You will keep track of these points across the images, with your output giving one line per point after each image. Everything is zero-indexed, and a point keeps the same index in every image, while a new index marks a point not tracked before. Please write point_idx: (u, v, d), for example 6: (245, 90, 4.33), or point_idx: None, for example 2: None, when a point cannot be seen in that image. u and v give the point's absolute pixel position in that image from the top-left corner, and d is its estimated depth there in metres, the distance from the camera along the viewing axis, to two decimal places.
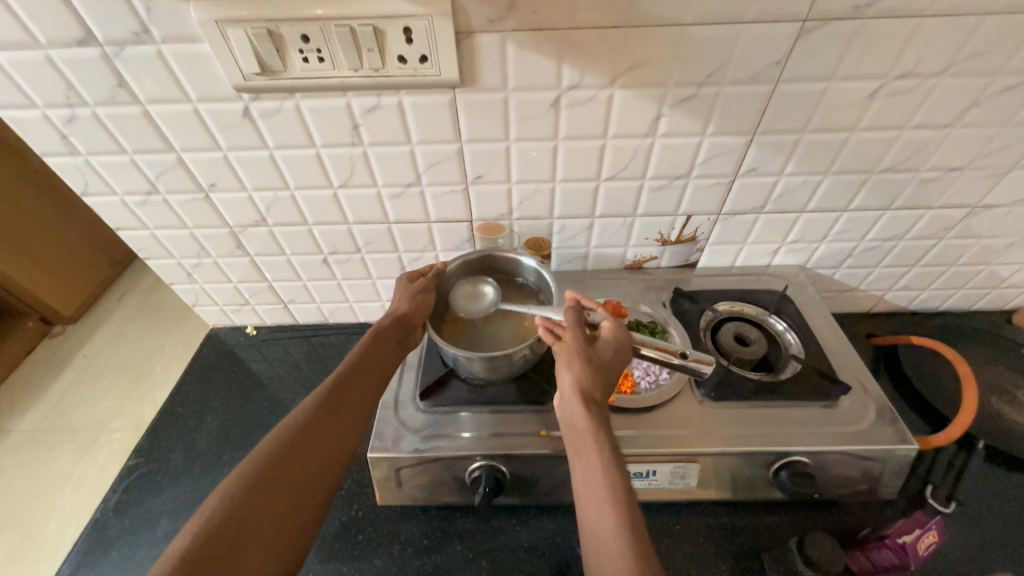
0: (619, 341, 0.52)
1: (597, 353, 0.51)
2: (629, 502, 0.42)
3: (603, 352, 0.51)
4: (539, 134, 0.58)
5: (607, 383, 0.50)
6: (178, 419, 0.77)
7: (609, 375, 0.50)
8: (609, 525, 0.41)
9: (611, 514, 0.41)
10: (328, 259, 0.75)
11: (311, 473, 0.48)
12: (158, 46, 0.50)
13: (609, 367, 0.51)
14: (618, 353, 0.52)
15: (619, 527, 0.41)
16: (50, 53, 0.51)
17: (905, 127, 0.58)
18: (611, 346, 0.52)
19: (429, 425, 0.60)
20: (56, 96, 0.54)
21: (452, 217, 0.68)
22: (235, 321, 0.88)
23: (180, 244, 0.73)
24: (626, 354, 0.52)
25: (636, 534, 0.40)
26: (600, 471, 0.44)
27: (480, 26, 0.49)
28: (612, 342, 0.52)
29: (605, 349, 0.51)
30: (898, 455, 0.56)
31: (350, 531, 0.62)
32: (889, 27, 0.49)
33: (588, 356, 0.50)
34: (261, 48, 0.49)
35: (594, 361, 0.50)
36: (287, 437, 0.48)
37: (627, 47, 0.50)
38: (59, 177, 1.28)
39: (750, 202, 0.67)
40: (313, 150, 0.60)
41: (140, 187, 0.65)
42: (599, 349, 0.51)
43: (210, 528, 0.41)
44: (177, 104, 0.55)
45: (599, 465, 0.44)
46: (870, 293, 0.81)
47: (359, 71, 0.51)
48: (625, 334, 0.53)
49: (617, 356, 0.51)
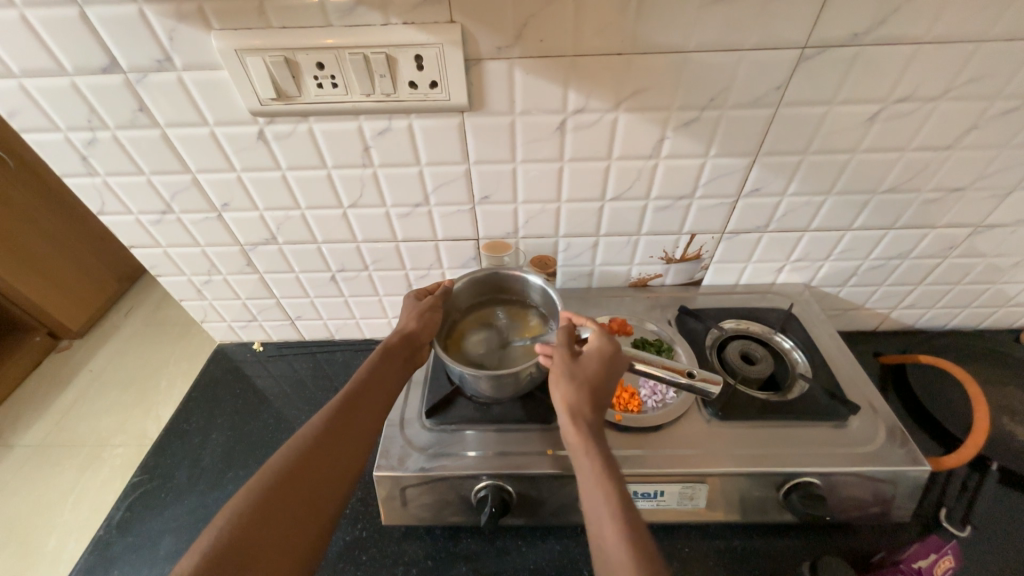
0: (602, 355, 0.53)
1: (583, 368, 0.52)
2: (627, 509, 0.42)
3: (588, 366, 0.52)
4: (545, 156, 0.60)
5: (596, 396, 0.51)
6: (184, 435, 0.77)
7: (597, 388, 0.51)
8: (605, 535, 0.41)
9: (606, 526, 0.41)
10: (336, 276, 0.76)
11: (311, 502, 0.47)
12: (179, 73, 0.52)
13: (595, 381, 0.51)
14: (604, 367, 0.52)
15: (617, 541, 0.40)
16: (75, 79, 0.53)
17: (906, 149, 0.59)
18: (595, 361, 0.52)
19: (435, 443, 0.60)
20: (79, 119, 0.56)
21: (459, 235, 0.69)
22: (242, 337, 0.89)
23: (192, 261, 0.74)
24: (614, 366, 0.53)
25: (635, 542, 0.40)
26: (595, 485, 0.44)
27: (488, 53, 0.51)
28: (596, 358, 0.53)
29: (589, 365, 0.52)
30: (910, 477, 0.55)
31: (354, 552, 0.61)
32: (887, 53, 0.50)
33: (573, 372, 0.52)
34: (278, 75, 0.51)
35: (579, 377, 0.51)
36: (285, 465, 0.48)
37: (630, 73, 0.52)
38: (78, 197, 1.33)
39: (754, 221, 0.67)
40: (324, 171, 0.62)
41: (155, 206, 0.66)
42: (582, 365, 0.52)
43: (203, 560, 0.40)
44: (195, 128, 0.57)
45: (593, 480, 0.44)
46: (876, 311, 0.81)
47: (371, 96, 0.53)
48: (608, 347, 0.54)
49: (603, 370, 0.52)
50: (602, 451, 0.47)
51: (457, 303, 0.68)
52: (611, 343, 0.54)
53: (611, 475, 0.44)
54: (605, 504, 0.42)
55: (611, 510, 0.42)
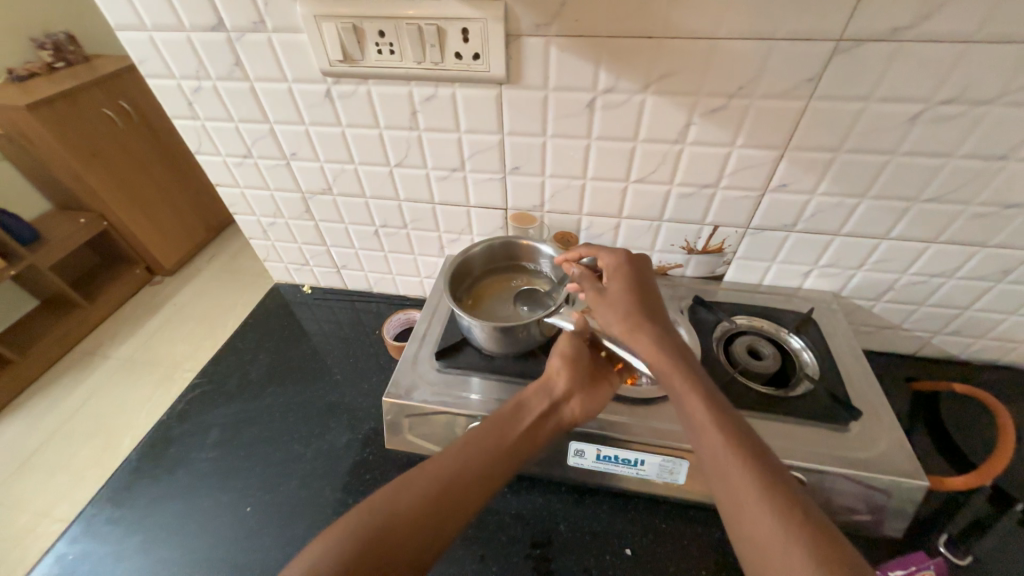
0: (625, 280, 0.59)
1: (616, 295, 0.58)
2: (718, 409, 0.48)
3: (618, 288, 0.59)
4: (574, 132, 0.64)
5: (643, 313, 0.56)
6: (238, 352, 0.89)
7: (636, 305, 0.57)
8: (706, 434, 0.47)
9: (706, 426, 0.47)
10: (378, 231, 0.85)
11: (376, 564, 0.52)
12: (269, 34, 0.62)
13: (634, 301, 0.57)
14: (631, 279, 0.59)
15: (717, 437, 0.46)
16: (189, 35, 0.64)
17: (952, 155, 0.56)
18: (622, 285, 0.59)
19: (439, 382, 0.66)
20: (189, 69, 0.68)
21: (489, 203, 0.75)
22: (295, 279, 1.00)
23: (262, 203, 0.85)
24: (636, 276, 0.60)
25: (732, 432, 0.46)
26: (681, 391, 0.50)
27: (528, 30, 0.55)
28: (621, 282, 0.59)
29: (618, 290, 0.58)
30: (905, 489, 0.53)
31: (361, 470, 0.70)
32: (932, 49, 0.49)
33: (613, 302, 0.58)
34: (346, 40, 0.59)
35: (618, 302, 0.57)
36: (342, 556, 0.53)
37: (660, 57, 0.55)
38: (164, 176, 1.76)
39: (781, 218, 0.67)
40: (377, 131, 0.70)
41: (238, 150, 0.78)
42: (614, 293, 0.58)
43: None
44: (276, 83, 0.67)
45: (681, 387, 0.50)
46: (914, 334, 0.77)
47: (421, 63, 0.59)
48: (624, 263, 0.61)
49: (634, 290, 0.58)
50: (674, 362, 0.52)
51: (472, 265, 0.73)
52: (627, 270, 0.60)
53: (692, 382, 0.50)
54: (701, 408, 0.48)
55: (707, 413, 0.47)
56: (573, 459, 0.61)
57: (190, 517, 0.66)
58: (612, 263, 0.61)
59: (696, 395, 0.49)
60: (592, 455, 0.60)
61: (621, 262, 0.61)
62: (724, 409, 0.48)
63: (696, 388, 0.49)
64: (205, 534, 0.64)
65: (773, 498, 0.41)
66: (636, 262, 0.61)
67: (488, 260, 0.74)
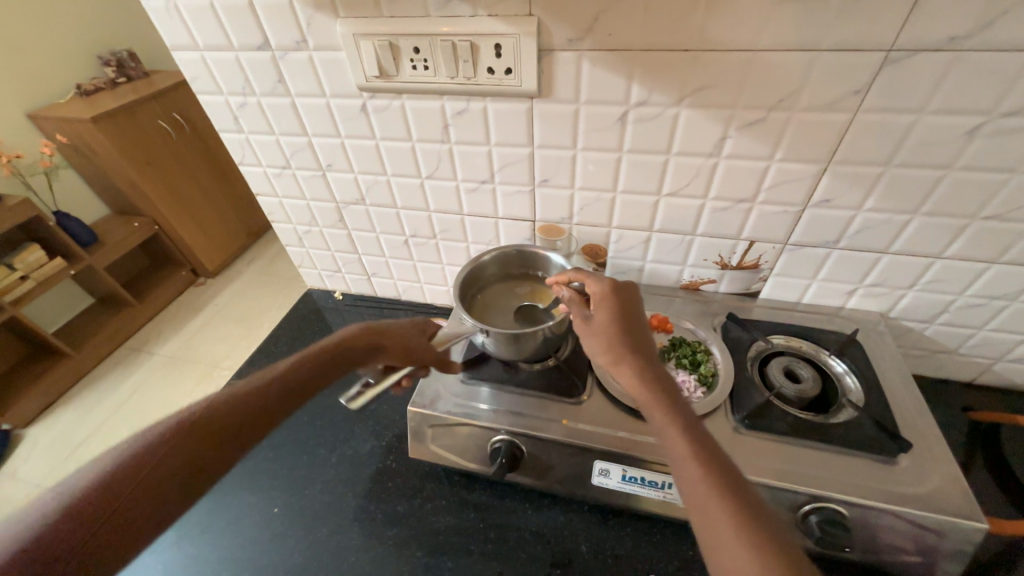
0: (611, 307, 0.55)
1: (600, 325, 0.54)
2: (705, 454, 0.42)
3: (603, 317, 0.54)
4: (605, 145, 0.63)
5: (629, 343, 0.52)
6: (271, 355, 0.91)
7: (621, 336, 0.52)
8: (689, 480, 0.42)
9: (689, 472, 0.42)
10: (408, 241, 0.86)
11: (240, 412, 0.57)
12: (310, 52, 0.65)
13: (619, 330, 0.53)
14: (618, 307, 0.55)
15: (702, 488, 0.40)
16: (238, 54, 0.68)
17: (1016, 170, 0.52)
18: (606, 312, 0.54)
19: (463, 393, 0.66)
20: (236, 86, 0.72)
21: (517, 215, 0.75)
22: (328, 285, 1.03)
23: (299, 212, 0.89)
24: (622, 303, 0.55)
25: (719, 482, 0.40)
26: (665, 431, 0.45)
27: (560, 45, 0.55)
28: (605, 310, 0.55)
29: (602, 318, 0.54)
30: (961, 531, 0.49)
31: (383, 477, 0.70)
32: (995, 59, 0.46)
33: (596, 333, 0.54)
34: (382, 56, 0.61)
35: (601, 334, 0.53)
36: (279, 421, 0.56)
37: (695, 70, 0.53)
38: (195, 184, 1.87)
39: (823, 234, 0.64)
40: (409, 144, 0.71)
41: (278, 161, 0.81)
42: (598, 322, 0.54)
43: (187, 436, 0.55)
44: (315, 99, 0.70)
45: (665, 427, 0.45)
46: (972, 360, 0.72)
47: (454, 78, 0.60)
48: (609, 289, 0.56)
49: (619, 318, 0.54)
50: (659, 399, 0.47)
51: (482, 272, 0.72)
52: (612, 295, 0.56)
53: (677, 421, 0.45)
54: (684, 452, 0.43)
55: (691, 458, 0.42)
56: (597, 478, 0.60)
57: (219, 516, 0.68)
58: (598, 289, 0.57)
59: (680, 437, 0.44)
60: (617, 475, 0.58)
61: (607, 286, 0.56)
62: (712, 454, 0.43)
63: (681, 429, 0.44)
64: (232, 534, 0.66)
65: (764, 569, 0.35)
66: (624, 289, 0.57)
67: (499, 266, 0.73)
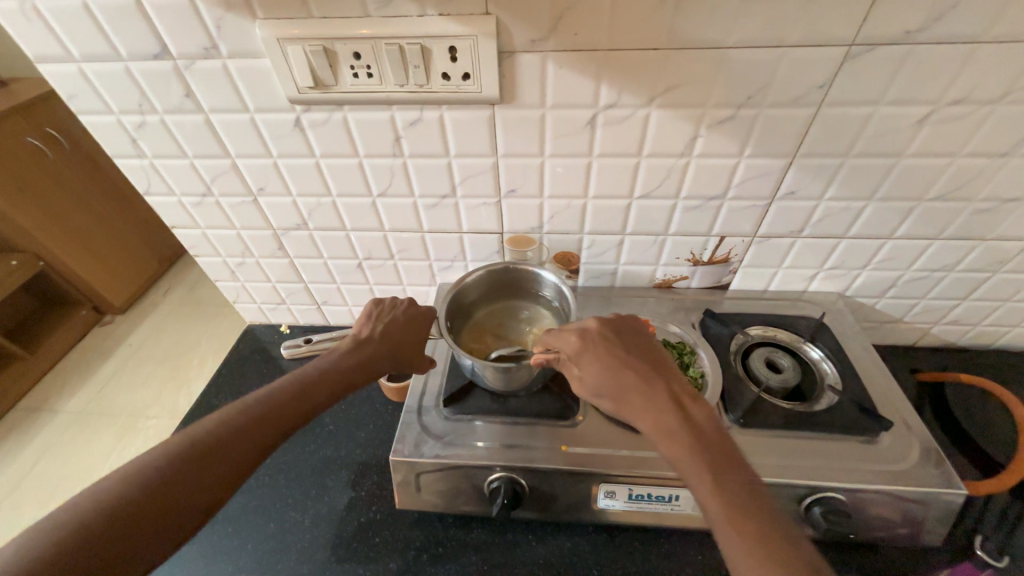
0: (600, 359, 0.51)
1: (596, 379, 0.51)
2: (740, 499, 0.40)
3: (594, 371, 0.51)
4: (574, 151, 0.59)
5: (628, 393, 0.49)
6: (212, 409, 0.78)
7: (621, 387, 0.49)
8: (726, 531, 0.39)
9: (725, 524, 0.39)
10: (361, 264, 0.78)
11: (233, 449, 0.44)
12: (224, 60, 0.54)
13: (617, 382, 0.49)
14: (606, 347, 0.52)
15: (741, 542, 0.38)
16: (128, 64, 0.56)
17: (958, 154, 0.56)
18: (597, 365, 0.51)
19: (450, 431, 0.61)
20: (131, 103, 0.59)
21: (483, 228, 0.70)
22: (271, 318, 0.91)
23: (228, 243, 0.77)
24: (614, 348, 0.52)
25: (758, 529, 0.38)
26: (696, 481, 0.42)
27: (522, 46, 0.51)
28: (596, 361, 0.51)
29: (593, 373, 0.51)
30: (943, 500, 0.52)
31: (368, 533, 0.63)
32: (942, 51, 0.47)
33: (600, 387, 0.51)
34: (317, 64, 0.52)
35: (603, 388, 0.50)
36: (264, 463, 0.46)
37: (664, 69, 0.51)
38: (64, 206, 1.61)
39: (788, 225, 0.65)
40: (356, 160, 0.63)
41: (196, 189, 0.69)
42: (591, 376, 0.51)
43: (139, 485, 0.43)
44: (236, 114, 0.59)
45: (696, 476, 0.42)
46: (916, 326, 0.78)
47: (404, 86, 0.54)
48: (593, 337, 0.53)
49: (615, 367, 0.50)
50: (685, 444, 0.44)
51: (467, 297, 0.67)
52: (598, 344, 0.52)
53: (707, 468, 0.42)
54: (715, 501, 0.40)
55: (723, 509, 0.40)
56: (603, 501, 0.57)
57: None
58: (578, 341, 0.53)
59: (707, 484, 0.41)
60: (623, 495, 0.56)
61: (589, 336, 0.53)
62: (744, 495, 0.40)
63: (706, 476, 0.42)
64: None
65: None
66: (612, 331, 0.53)
67: (484, 288, 0.68)
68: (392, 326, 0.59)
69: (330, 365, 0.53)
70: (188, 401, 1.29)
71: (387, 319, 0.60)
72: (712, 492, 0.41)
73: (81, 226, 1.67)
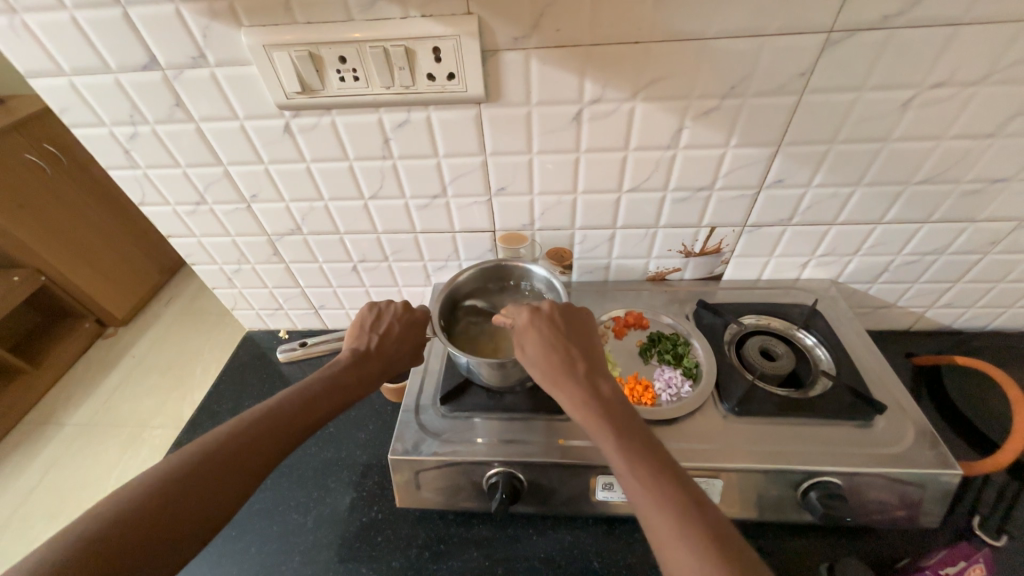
0: (539, 341, 0.51)
1: (533, 360, 0.51)
2: (662, 478, 0.40)
3: (534, 352, 0.51)
4: (562, 146, 0.60)
5: (562, 373, 0.49)
6: (214, 416, 0.79)
7: (555, 367, 0.49)
8: (646, 508, 0.39)
9: (645, 502, 0.39)
10: (357, 267, 0.78)
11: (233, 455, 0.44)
12: (212, 69, 0.55)
13: (552, 363, 0.49)
14: (544, 331, 0.52)
15: (660, 520, 0.38)
16: (118, 76, 0.56)
17: (943, 137, 0.56)
18: (535, 346, 0.51)
19: (448, 429, 0.61)
20: (122, 115, 0.60)
21: (475, 227, 0.70)
22: (269, 324, 0.92)
23: (223, 251, 0.78)
24: (555, 331, 0.52)
25: (675, 508, 0.38)
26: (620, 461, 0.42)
27: (505, 44, 0.51)
28: (534, 343, 0.51)
29: (532, 354, 0.51)
30: (940, 481, 0.52)
31: (370, 532, 0.64)
32: (921, 35, 0.48)
33: (536, 368, 0.51)
34: (303, 69, 0.53)
35: (538, 369, 0.50)
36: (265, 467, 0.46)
37: (647, 63, 0.51)
38: (63, 219, 1.62)
39: (777, 213, 0.66)
40: (346, 163, 0.64)
41: (190, 197, 0.70)
42: (530, 357, 0.51)
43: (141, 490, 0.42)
44: (226, 122, 0.60)
45: (620, 456, 0.42)
46: (910, 310, 0.78)
47: (391, 88, 0.54)
48: (536, 320, 0.53)
49: (552, 349, 0.50)
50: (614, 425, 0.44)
51: (461, 293, 0.68)
52: (539, 327, 0.52)
53: (632, 449, 0.42)
54: (636, 481, 0.40)
55: (644, 488, 0.40)
56: (601, 493, 0.58)
57: None
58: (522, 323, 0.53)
59: (630, 463, 0.41)
60: (621, 486, 0.57)
61: (531, 319, 0.53)
62: (667, 476, 0.40)
63: (630, 456, 0.42)
64: None
65: None
66: (556, 315, 0.54)
67: (477, 284, 0.68)
68: (390, 335, 0.60)
69: (333, 376, 0.54)
70: (191, 410, 1.30)
71: (385, 327, 0.61)
72: (633, 470, 0.41)
73: (81, 239, 1.68)
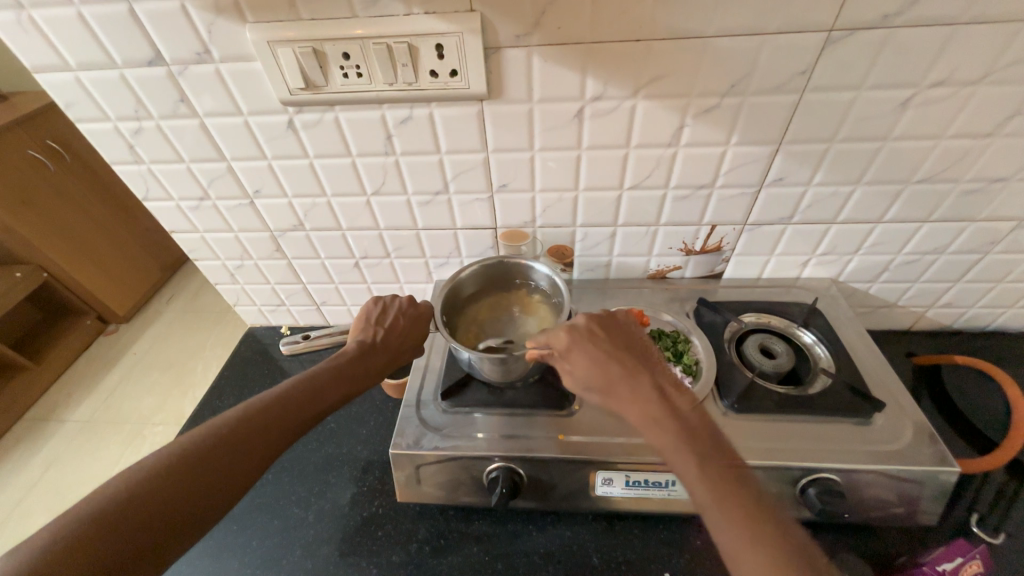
0: (590, 354, 0.51)
1: (585, 372, 0.50)
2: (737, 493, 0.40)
3: (586, 365, 0.50)
4: (563, 144, 0.60)
5: (620, 386, 0.48)
6: (215, 410, 0.79)
7: (611, 380, 0.49)
8: (720, 524, 0.39)
9: (721, 518, 0.39)
10: (358, 263, 0.79)
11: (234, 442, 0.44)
12: (217, 65, 0.55)
13: (607, 375, 0.49)
14: (598, 340, 0.52)
15: (737, 536, 0.38)
16: (123, 72, 0.57)
17: (942, 136, 0.56)
18: (586, 359, 0.50)
19: (449, 424, 0.61)
20: (127, 110, 0.61)
21: (477, 224, 0.71)
22: (271, 320, 0.93)
23: (226, 246, 0.78)
24: (605, 343, 0.51)
25: (752, 522, 0.39)
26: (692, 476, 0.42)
27: (507, 41, 0.52)
28: (584, 355, 0.51)
29: (584, 367, 0.50)
30: (938, 478, 0.52)
31: (371, 527, 0.64)
32: (920, 34, 0.48)
33: (590, 381, 0.50)
34: (307, 65, 0.53)
35: (592, 382, 0.50)
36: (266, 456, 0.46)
37: (648, 61, 0.52)
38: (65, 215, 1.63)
39: (777, 212, 0.66)
40: (349, 159, 0.64)
41: (193, 193, 0.70)
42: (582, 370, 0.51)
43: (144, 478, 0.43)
44: (230, 117, 0.60)
45: (691, 471, 0.42)
46: (911, 310, 0.78)
47: (394, 85, 0.55)
48: (586, 332, 0.52)
49: (607, 361, 0.50)
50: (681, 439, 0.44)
51: (463, 290, 0.68)
52: (589, 340, 0.51)
53: (702, 463, 0.42)
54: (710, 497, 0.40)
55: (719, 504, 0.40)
56: (601, 489, 0.58)
57: None
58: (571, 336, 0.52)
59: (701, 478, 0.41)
60: (621, 482, 0.57)
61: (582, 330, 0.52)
62: (739, 488, 0.41)
63: (701, 472, 0.42)
64: None
65: None
66: (604, 325, 0.53)
67: (479, 281, 0.68)
68: (394, 329, 0.61)
69: (337, 367, 0.54)
70: (192, 406, 1.30)
71: (391, 321, 0.61)
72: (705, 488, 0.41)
73: (82, 235, 1.68)
